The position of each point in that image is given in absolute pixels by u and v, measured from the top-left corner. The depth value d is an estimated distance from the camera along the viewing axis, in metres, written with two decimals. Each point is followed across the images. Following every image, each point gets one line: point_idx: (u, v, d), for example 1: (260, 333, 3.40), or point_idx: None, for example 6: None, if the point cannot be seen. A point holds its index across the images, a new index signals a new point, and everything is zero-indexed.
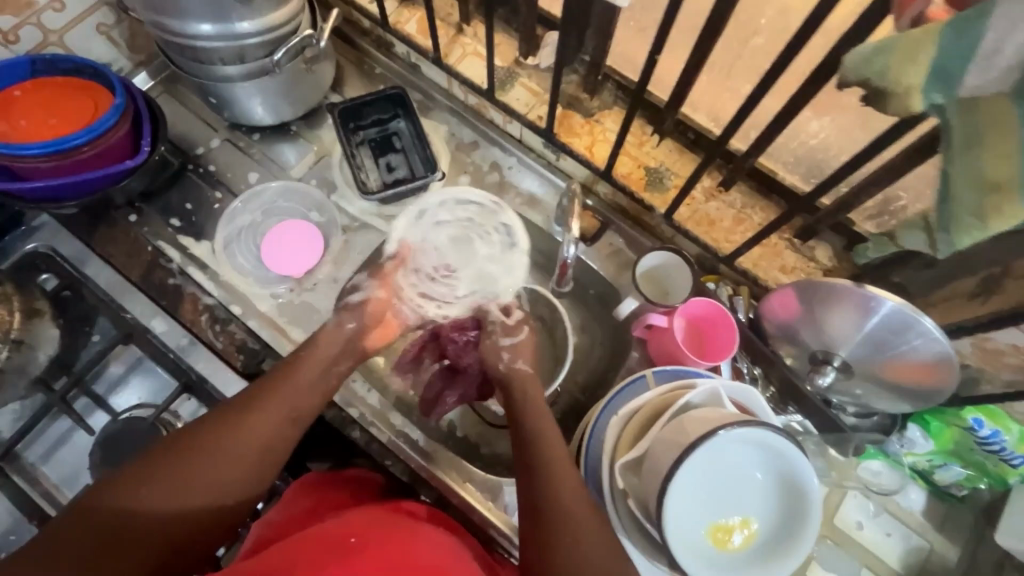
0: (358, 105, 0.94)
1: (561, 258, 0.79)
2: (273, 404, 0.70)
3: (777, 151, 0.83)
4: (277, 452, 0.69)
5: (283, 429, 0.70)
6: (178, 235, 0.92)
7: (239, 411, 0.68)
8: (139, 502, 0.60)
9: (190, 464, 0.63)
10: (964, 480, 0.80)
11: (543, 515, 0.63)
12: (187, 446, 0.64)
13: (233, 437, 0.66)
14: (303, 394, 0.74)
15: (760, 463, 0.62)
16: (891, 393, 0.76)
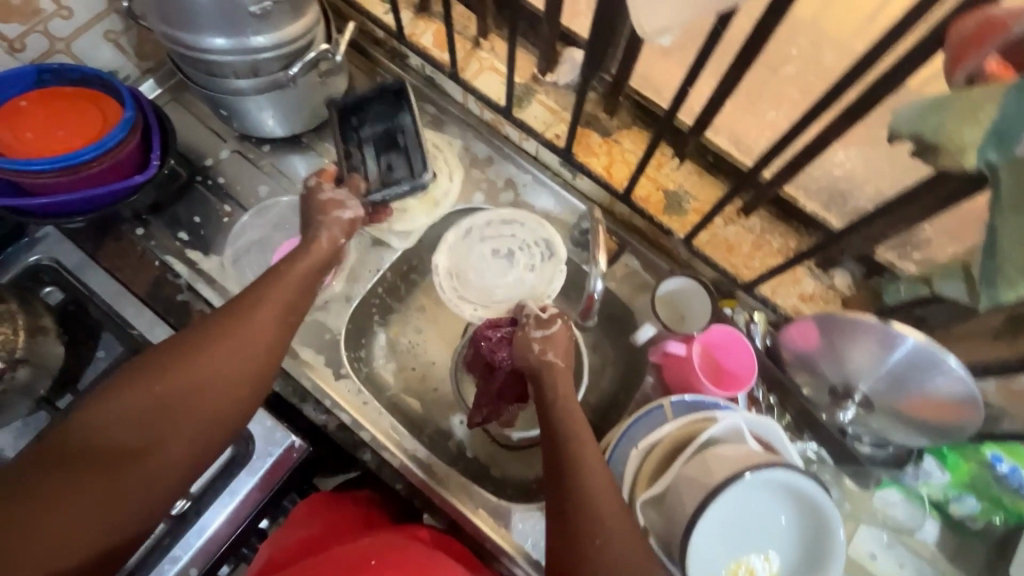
0: (360, 99, 0.85)
1: (587, 293, 0.75)
2: (267, 301, 0.68)
3: (800, 179, 0.82)
4: (277, 350, 0.67)
5: (279, 325, 0.68)
6: (187, 249, 0.91)
7: (235, 314, 0.66)
8: (146, 409, 0.60)
9: (192, 368, 0.62)
10: (979, 513, 0.79)
11: (571, 516, 0.60)
12: (186, 351, 0.63)
13: (232, 339, 0.64)
14: (298, 293, 0.71)
15: (785, 506, 0.61)
16: (911, 427, 0.75)
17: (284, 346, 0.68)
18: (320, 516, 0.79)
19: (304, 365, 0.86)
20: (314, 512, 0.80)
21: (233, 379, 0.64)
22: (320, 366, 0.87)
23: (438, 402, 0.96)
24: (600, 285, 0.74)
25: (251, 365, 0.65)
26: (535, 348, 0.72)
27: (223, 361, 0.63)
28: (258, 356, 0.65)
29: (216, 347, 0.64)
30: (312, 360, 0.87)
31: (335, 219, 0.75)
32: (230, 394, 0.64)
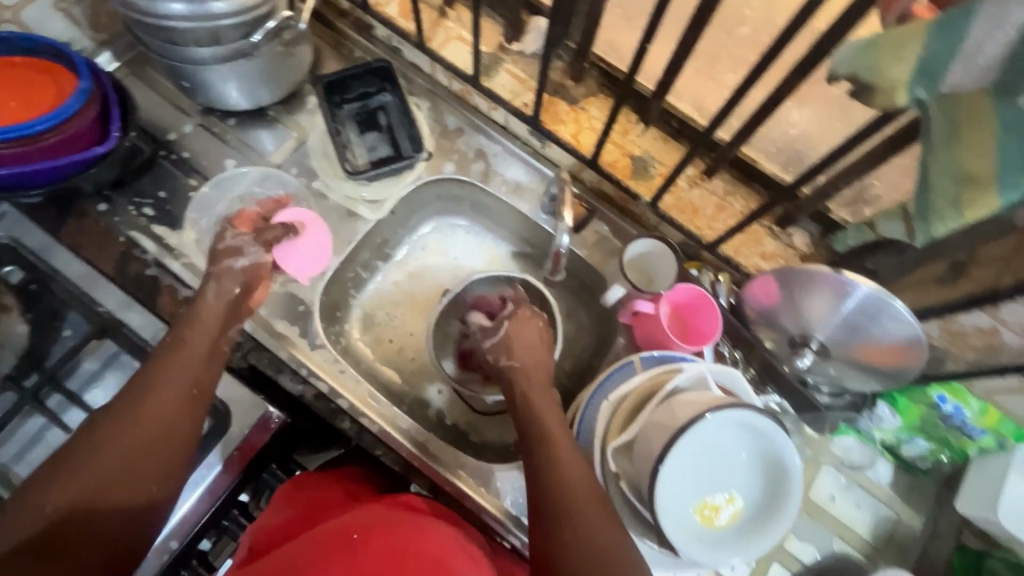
0: (344, 78, 0.92)
1: (555, 247, 0.78)
2: (164, 376, 0.66)
3: (758, 140, 0.85)
4: (181, 425, 0.65)
5: (178, 396, 0.65)
6: (152, 225, 0.89)
7: (128, 400, 0.64)
8: (69, 481, 0.57)
9: (97, 453, 0.59)
10: (928, 453, 0.84)
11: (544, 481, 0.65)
12: (70, 453, 0.59)
13: (123, 427, 0.61)
14: (198, 365, 0.69)
15: (746, 443, 0.65)
16: (864, 372, 0.79)
17: (188, 418, 0.66)
18: (300, 496, 0.80)
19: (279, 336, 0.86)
20: (296, 493, 0.81)
21: (149, 456, 0.62)
22: (294, 337, 0.87)
23: (416, 373, 0.97)
24: (566, 241, 0.78)
25: (158, 444, 0.62)
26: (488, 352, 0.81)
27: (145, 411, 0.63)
28: (155, 441, 0.62)
29: (102, 440, 0.60)
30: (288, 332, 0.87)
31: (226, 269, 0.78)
32: (143, 472, 0.61)
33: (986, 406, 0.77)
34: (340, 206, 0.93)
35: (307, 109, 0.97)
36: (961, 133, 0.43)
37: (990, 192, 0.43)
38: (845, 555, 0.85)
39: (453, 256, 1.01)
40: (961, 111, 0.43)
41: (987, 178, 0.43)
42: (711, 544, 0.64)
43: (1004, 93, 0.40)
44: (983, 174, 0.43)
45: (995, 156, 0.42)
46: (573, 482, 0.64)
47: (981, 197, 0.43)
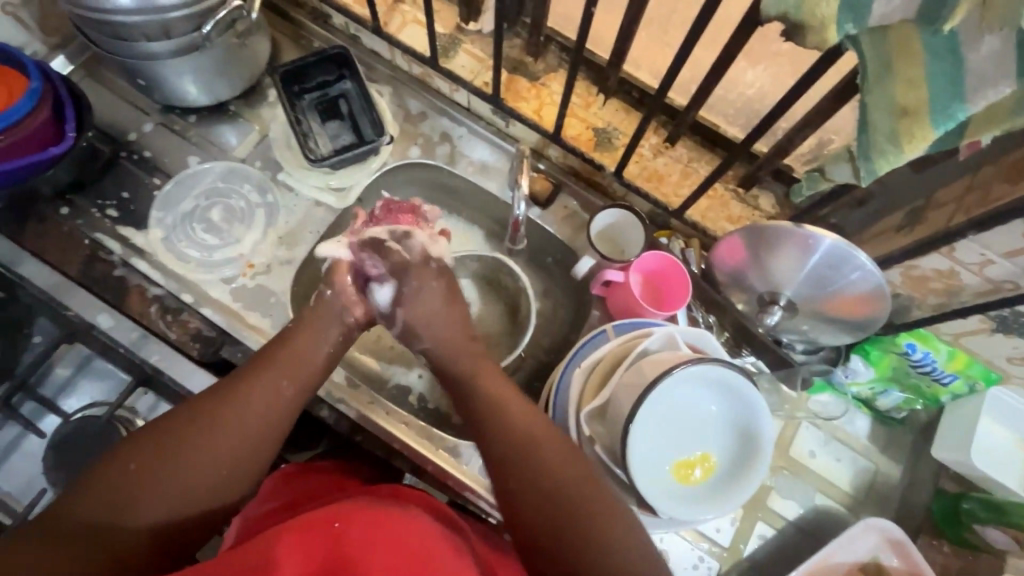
0: (301, 66, 0.91)
1: (512, 216, 0.83)
2: (266, 379, 0.67)
3: (717, 104, 0.86)
4: (272, 429, 0.66)
5: (275, 402, 0.66)
6: (117, 226, 0.88)
7: (227, 393, 0.65)
8: (175, 437, 0.61)
9: (204, 420, 0.62)
10: (903, 403, 0.86)
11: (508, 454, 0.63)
12: (175, 429, 0.61)
13: (222, 424, 0.63)
14: (297, 370, 0.70)
15: (714, 396, 0.67)
16: (832, 325, 0.80)
17: (280, 424, 0.67)
18: (290, 484, 0.77)
19: (253, 329, 0.86)
20: (285, 482, 0.77)
21: (250, 433, 0.64)
22: (268, 329, 0.86)
23: (395, 360, 0.97)
24: (523, 208, 0.82)
25: (260, 424, 0.65)
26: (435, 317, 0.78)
27: (255, 391, 0.66)
28: (246, 443, 0.63)
29: (199, 432, 0.62)
30: (261, 324, 0.86)
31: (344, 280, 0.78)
32: (243, 448, 0.63)
33: (954, 350, 0.77)
34: (307, 196, 0.93)
35: (268, 102, 0.96)
36: (895, 63, 0.43)
37: (925, 124, 0.44)
38: (828, 508, 0.86)
39: None
40: (890, 45, 0.43)
41: (921, 109, 0.44)
42: (689, 501, 0.65)
43: (930, 22, 0.41)
44: (916, 106, 0.44)
45: (926, 86, 0.43)
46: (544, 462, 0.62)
47: (919, 129, 0.45)
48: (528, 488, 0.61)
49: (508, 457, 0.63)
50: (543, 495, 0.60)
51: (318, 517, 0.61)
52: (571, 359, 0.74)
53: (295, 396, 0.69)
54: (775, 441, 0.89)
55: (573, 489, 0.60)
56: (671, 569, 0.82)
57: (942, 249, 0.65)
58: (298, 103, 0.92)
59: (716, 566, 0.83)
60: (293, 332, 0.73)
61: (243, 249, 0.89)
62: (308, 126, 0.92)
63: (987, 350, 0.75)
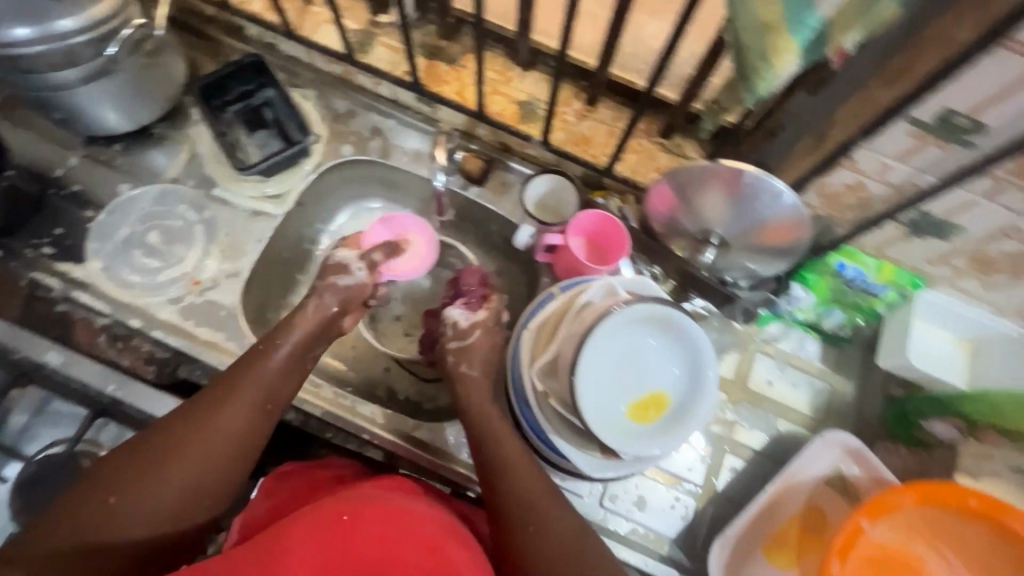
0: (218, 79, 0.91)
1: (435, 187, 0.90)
2: (249, 387, 0.68)
3: (629, 62, 0.89)
4: (256, 438, 0.67)
5: (255, 411, 0.67)
6: (55, 263, 0.87)
7: (210, 402, 0.66)
8: (157, 449, 0.61)
9: (186, 430, 0.63)
10: (845, 320, 0.90)
11: (507, 498, 0.66)
12: (157, 441, 0.62)
13: (205, 432, 0.63)
14: (279, 375, 0.71)
15: (650, 329, 0.69)
16: (760, 255, 0.83)
17: (262, 430, 0.67)
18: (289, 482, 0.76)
19: (206, 345, 0.85)
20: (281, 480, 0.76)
21: (234, 441, 0.65)
22: (221, 342, 0.86)
23: (359, 357, 0.98)
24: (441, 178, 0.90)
25: (243, 431, 0.65)
26: (450, 358, 0.79)
27: (236, 400, 0.66)
28: (231, 450, 0.64)
29: (179, 446, 0.62)
30: (214, 339, 0.86)
31: (331, 284, 0.81)
32: (227, 455, 0.64)
33: (881, 262, 0.83)
34: (245, 207, 0.93)
35: (193, 121, 0.96)
36: None
37: (787, 34, 0.47)
38: (791, 432, 0.90)
39: None
40: None
41: (779, 22, 0.47)
42: (645, 438, 0.67)
43: None
44: (776, 19, 0.47)
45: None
46: (541, 507, 0.65)
47: (782, 42, 0.48)
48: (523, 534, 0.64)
49: (508, 509, 0.65)
50: (545, 544, 0.63)
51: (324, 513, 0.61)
52: (519, 322, 0.75)
53: (275, 403, 0.69)
54: (734, 375, 0.92)
55: (564, 533, 0.64)
56: (650, 513, 0.84)
57: (845, 162, 0.68)
58: (220, 117, 0.92)
59: (692, 504, 0.85)
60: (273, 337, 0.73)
61: (187, 267, 0.89)
62: (234, 139, 0.92)
63: (909, 255, 0.79)
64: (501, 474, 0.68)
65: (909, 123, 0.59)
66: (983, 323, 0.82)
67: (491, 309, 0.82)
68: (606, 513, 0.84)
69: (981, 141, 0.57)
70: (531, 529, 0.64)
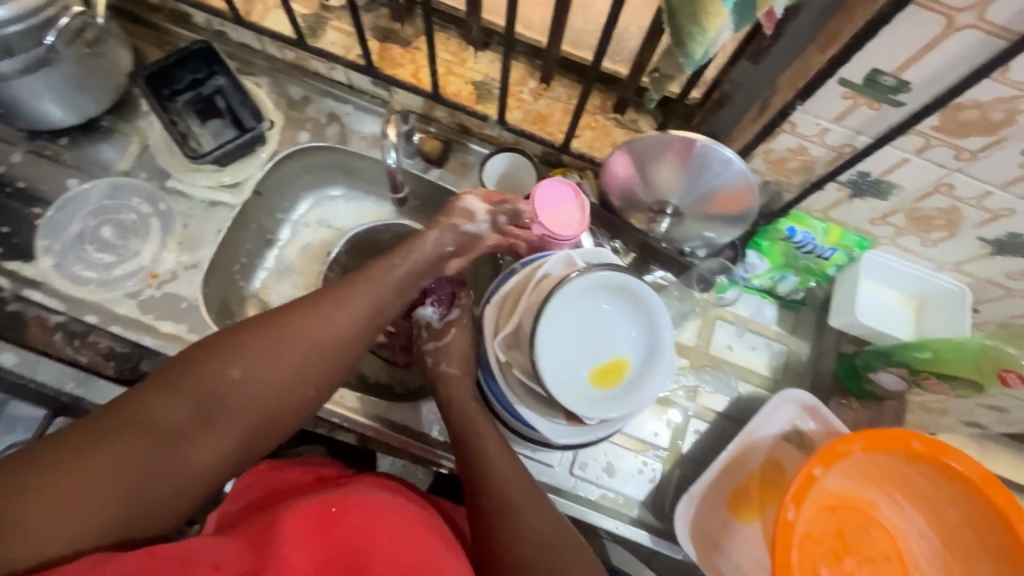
0: (166, 67, 0.89)
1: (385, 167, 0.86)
2: (348, 309, 0.68)
3: (581, 39, 0.90)
4: (343, 363, 0.68)
5: (357, 335, 0.68)
6: (2, 261, 0.85)
7: (311, 315, 0.66)
8: (252, 351, 0.63)
9: (280, 338, 0.64)
10: (799, 284, 0.93)
11: (486, 494, 0.67)
12: (253, 341, 0.63)
13: (300, 344, 0.65)
14: (377, 304, 0.71)
15: (606, 296, 0.71)
16: (714, 221, 0.86)
17: (355, 356, 0.69)
18: (267, 479, 0.75)
19: (167, 338, 0.84)
20: (262, 475, 0.75)
21: (319, 362, 0.66)
22: (184, 335, 0.85)
23: None
24: (393, 156, 0.85)
25: (334, 354, 0.67)
26: (429, 361, 0.78)
27: (337, 320, 0.67)
28: (321, 367, 0.66)
29: (280, 356, 0.64)
30: (175, 332, 0.85)
31: (454, 226, 0.78)
32: (312, 374, 0.65)
33: (828, 225, 0.86)
34: (201, 198, 0.91)
35: (142, 112, 0.94)
36: None
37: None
38: (751, 393, 0.93)
39: (337, 224, 1.02)
40: None
41: None
42: (606, 404, 0.69)
43: None
44: None
45: None
46: (519, 504, 0.66)
47: (713, 6, 0.50)
48: (498, 531, 0.65)
49: (488, 504, 0.67)
50: (521, 540, 0.64)
51: (313, 506, 0.60)
52: (483, 297, 0.76)
53: (369, 332, 0.70)
54: (696, 342, 0.95)
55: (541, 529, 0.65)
56: (619, 479, 0.87)
57: (786, 126, 0.71)
58: (170, 107, 0.90)
59: (659, 468, 0.88)
60: (386, 262, 0.74)
61: (144, 261, 0.88)
62: (188, 130, 0.91)
63: (853, 216, 0.83)
64: (483, 468, 0.69)
65: (841, 85, 0.62)
66: (925, 279, 0.86)
67: (466, 308, 0.81)
68: (577, 480, 0.86)
69: (907, 99, 0.61)
70: (509, 525, 0.65)
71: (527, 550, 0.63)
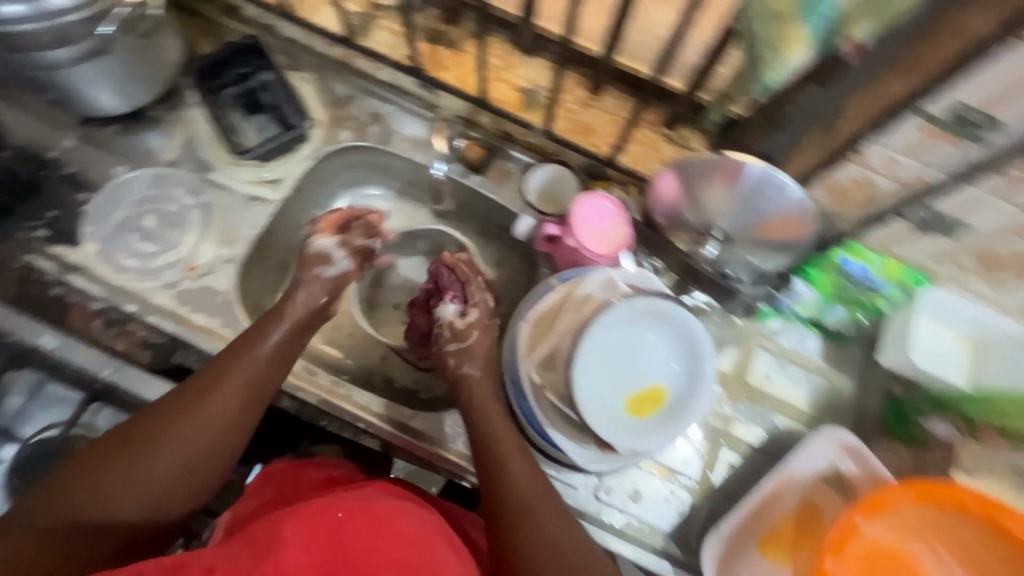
0: (214, 62, 0.90)
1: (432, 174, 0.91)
2: (221, 387, 0.65)
3: (635, 50, 0.87)
4: (234, 439, 0.65)
5: (240, 411, 0.65)
6: (49, 245, 0.86)
7: (188, 400, 0.63)
8: (122, 447, 0.60)
9: (159, 428, 0.62)
10: (847, 317, 0.89)
11: (502, 495, 0.64)
12: (127, 437, 0.61)
13: (183, 428, 0.62)
14: (259, 376, 0.67)
15: (647, 324, 0.69)
16: (762, 249, 0.83)
17: (247, 425, 0.66)
18: (278, 481, 0.76)
19: (202, 331, 0.84)
20: (275, 477, 0.77)
21: (212, 441, 0.63)
22: (217, 328, 0.85)
23: (356, 345, 0.97)
24: None
25: (221, 429, 0.63)
26: (451, 363, 0.75)
27: (214, 401, 0.64)
28: (213, 443, 0.63)
29: (166, 440, 0.61)
30: (210, 325, 0.85)
31: (316, 276, 0.77)
32: (205, 455, 0.62)
33: (886, 259, 0.83)
34: (243, 192, 0.91)
35: (189, 102, 0.94)
36: None
37: None
38: (788, 427, 0.89)
39: None
40: None
41: None
42: (639, 434, 0.67)
43: None
44: None
45: None
46: (538, 505, 0.63)
47: None
48: (516, 530, 0.62)
49: (503, 504, 0.64)
50: (541, 542, 0.61)
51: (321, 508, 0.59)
52: (516, 313, 0.73)
53: (254, 405, 0.67)
54: (734, 370, 0.91)
55: (558, 527, 0.63)
56: (645, 506, 0.84)
57: (852, 155, 0.67)
58: (215, 101, 0.91)
59: (687, 497, 0.85)
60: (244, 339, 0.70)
61: (182, 252, 0.88)
62: (232, 123, 0.91)
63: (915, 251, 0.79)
64: (499, 467, 0.66)
65: (920, 118, 0.58)
66: (985, 322, 0.82)
67: (485, 308, 0.78)
68: (601, 505, 0.84)
69: (994, 137, 0.56)
70: (527, 527, 0.62)
71: (548, 553, 0.61)
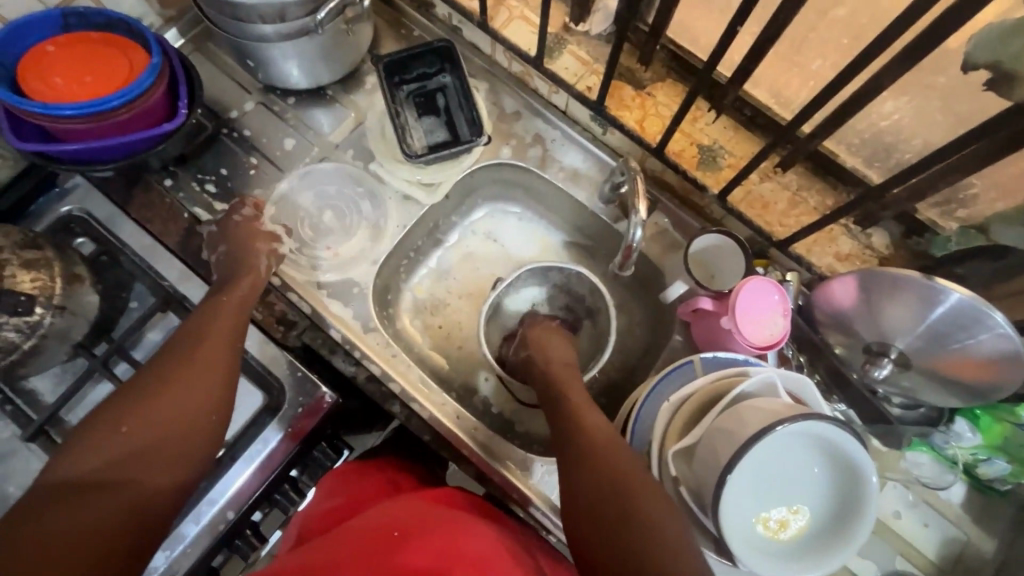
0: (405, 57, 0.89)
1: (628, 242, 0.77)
2: (188, 376, 0.65)
3: (842, 133, 0.79)
4: (207, 423, 0.64)
5: (206, 396, 0.65)
6: (213, 201, 0.90)
7: (155, 390, 0.64)
8: (98, 437, 0.58)
9: (137, 414, 0.61)
10: (1009, 475, 0.79)
11: (584, 455, 0.62)
12: (96, 428, 0.59)
13: (154, 415, 0.61)
14: (217, 362, 0.68)
15: (803, 445, 0.62)
16: (944, 386, 0.75)
17: (214, 411, 0.65)
18: (347, 482, 0.81)
19: (335, 319, 0.86)
20: (342, 480, 0.81)
21: (188, 421, 0.63)
22: (348, 319, 0.87)
23: (463, 359, 0.97)
24: (639, 234, 0.76)
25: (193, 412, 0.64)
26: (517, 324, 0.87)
27: (187, 389, 0.64)
28: (186, 424, 0.63)
29: (111, 432, 0.59)
30: (344, 315, 0.87)
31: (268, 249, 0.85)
32: (177, 439, 0.62)
33: None
34: (397, 189, 0.92)
35: (365, 89, 0.95)
36: None
37: None
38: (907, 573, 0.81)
39: (504, 243, 1.00)
40: None
41: None
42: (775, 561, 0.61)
43: None
44: None
45: None
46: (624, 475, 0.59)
47: None
48: (599, 486, 0.59)
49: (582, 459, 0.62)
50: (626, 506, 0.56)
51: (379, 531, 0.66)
52: (654, 387, 0.74)
53: (221, 391, 0.67)
54: None
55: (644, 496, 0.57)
56: None
57: None
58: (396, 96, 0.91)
59: None
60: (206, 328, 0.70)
61: (333, 237, 0.90)
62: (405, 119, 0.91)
63: None
64: (576, 429, 0.66)
65: None
66: None
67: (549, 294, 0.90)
68: None
69: None
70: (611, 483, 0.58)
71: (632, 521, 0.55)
